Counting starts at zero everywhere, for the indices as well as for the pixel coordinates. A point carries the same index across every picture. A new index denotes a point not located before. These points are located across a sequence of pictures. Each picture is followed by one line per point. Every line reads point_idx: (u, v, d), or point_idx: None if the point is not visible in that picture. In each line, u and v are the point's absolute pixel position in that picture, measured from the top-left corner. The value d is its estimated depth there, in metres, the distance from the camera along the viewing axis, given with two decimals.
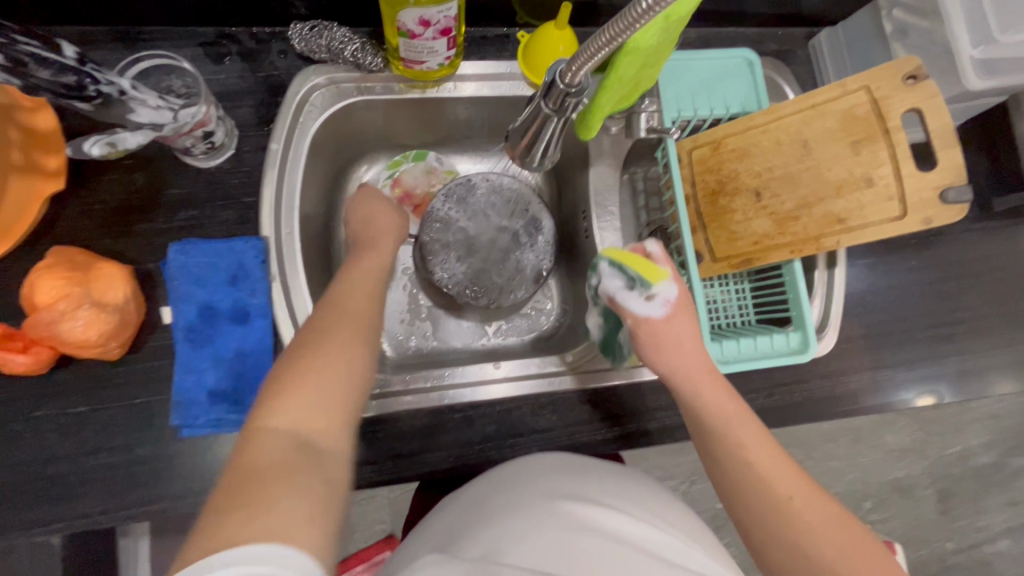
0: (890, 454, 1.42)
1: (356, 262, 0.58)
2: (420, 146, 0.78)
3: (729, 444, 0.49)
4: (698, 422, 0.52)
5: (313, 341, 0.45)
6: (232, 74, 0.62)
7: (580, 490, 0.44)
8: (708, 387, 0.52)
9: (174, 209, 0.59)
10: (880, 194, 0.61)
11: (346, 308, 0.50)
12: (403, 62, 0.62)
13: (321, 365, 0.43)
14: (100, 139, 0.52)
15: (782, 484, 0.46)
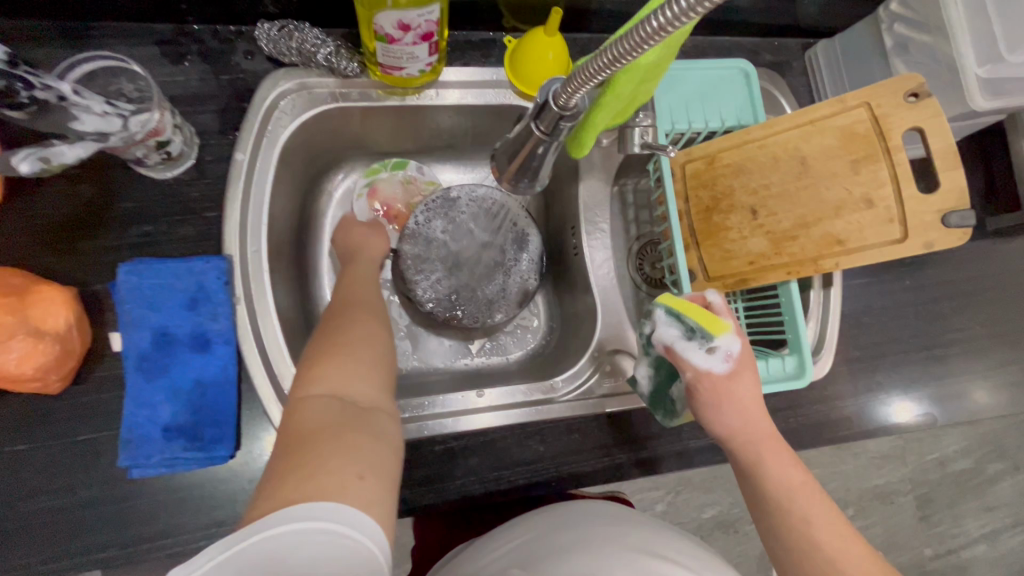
0: (871, 461, 1.43)
1: (353, 271, 0.59)
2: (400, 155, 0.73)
3: (795, 520, 0.45)
4: (761, 497, 0.47)
5: (337, 324, 0.48)
6: (193, 76, 0.57)
7: (633, 540, 0.44)
8: (772, 458, 0.47)
9: (126, 225, 0.54)
10: (880, 216, 0.59)
11: (360, 298, 0.53)
12: (382, 68, 0.57)
13: (352, 336, 0.46)
14: (31, 153, 0.45)
15: (850, 558, 0.43)
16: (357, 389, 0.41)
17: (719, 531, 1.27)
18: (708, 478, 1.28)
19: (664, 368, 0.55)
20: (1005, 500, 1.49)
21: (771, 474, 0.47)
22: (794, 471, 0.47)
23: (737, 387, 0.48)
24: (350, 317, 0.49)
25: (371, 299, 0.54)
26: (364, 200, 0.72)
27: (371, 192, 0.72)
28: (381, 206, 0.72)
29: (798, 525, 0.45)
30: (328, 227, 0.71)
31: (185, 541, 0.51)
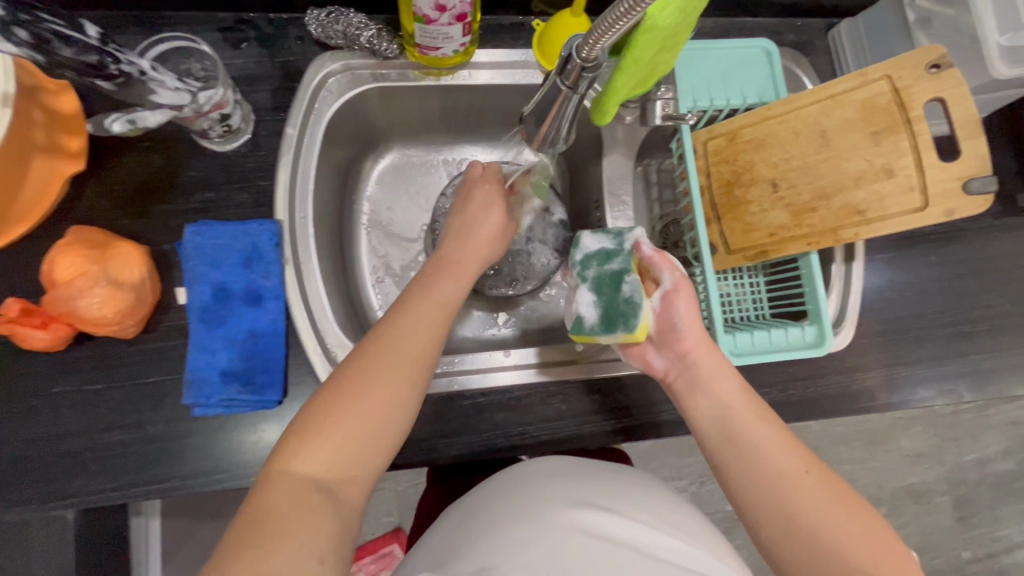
0: (905, 459, 1.40)
1: (421, 289, 0.53)
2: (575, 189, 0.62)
3: (745, 439, 0.50)
4: (715, 419, 0.52)
5: (357, 367, 0.46)
6: (250, 59, 0.63)
7: (578, 495, 0.44)
8: (718, 374, 0.53)
9: (191, 192, 0.60)
10: (900, 185, 0.60)
11: (405, 341, 0.48)
12: (419, 49, 0.62)
13: (359, 402, 0.45)
14: (121, 116, 0.51)
15: (794, 462, 0.48)
16: (337, 474, 0.43)
17: None
18: None
19: (604, 284, 0.56)
20: None
21: (716, 389, 0.53)
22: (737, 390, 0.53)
23: (683, 299, 0.54)
24: (371, 365, 0.46)
25: (422, 345, 0.49)
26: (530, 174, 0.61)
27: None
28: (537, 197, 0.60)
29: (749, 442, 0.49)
30: (365, 203, 0.77)
31: (237, 476, 0.56)
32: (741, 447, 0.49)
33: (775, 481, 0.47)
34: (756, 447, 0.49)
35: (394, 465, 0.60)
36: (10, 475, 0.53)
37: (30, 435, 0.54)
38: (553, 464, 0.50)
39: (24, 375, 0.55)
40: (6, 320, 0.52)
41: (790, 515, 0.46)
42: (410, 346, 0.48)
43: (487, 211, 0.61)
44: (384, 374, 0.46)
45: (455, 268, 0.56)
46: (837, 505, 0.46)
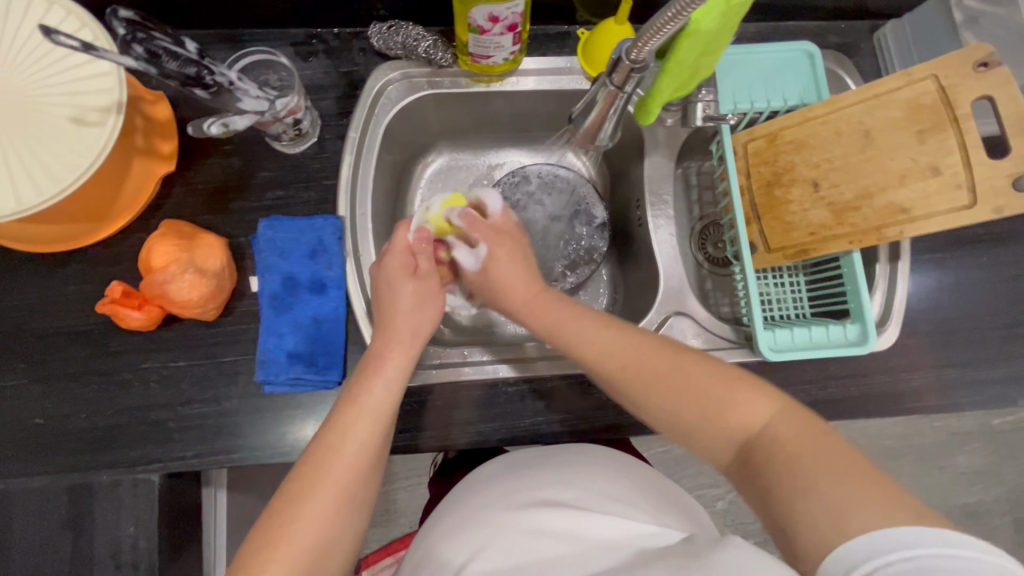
0: (960, 477, 1.33)
1: (361, 389, 0.53)
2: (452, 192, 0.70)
3: (594, 355, 0.55)
4: (567, 343, 0.58)
5: (298, 486, 0.47)
6: (318, 70, 0.69)
7: (521, 493, 0.46)
8: (730, 395, 0.49)
9: (264, 190, 0.67)
10: (947, 183, 0.60)
11: (339, 456, 0.49)
12: (471, 58, 0.67)
13: (298, 533, 0.45)
14: (216, 119, 0.57)
15: (643, 351, 0.54)
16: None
17: None
18: None
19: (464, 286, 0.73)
20: None
21: (549, 310, 0.61)
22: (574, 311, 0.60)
23: (507, 246, 0.67)
24: (312, 484, 0.47)
25: (359, 458, 0.49)
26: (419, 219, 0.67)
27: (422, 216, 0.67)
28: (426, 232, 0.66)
29: (597, 355, 0.55)
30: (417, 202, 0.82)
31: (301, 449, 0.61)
32: (592, 357, 0.56)
33: (641, 379, 0.53)
34: (607, 352, 0.55)
35: (442, 445, 0.64)
36: (106, 440, 0.60)
37: (124, 405, 0.61)
38: (515, 461, 0.52)
39: (120, 352, 0.62)
40: (110, 300, 0.59)
41: (675, 411, 0.51)
42: (349, 463, 0.49)
43: (425, 293, 0.62)
44: (321, 502, 0.47)
45: (387, 375, 0.55)
46: (712, 381, 0.50)
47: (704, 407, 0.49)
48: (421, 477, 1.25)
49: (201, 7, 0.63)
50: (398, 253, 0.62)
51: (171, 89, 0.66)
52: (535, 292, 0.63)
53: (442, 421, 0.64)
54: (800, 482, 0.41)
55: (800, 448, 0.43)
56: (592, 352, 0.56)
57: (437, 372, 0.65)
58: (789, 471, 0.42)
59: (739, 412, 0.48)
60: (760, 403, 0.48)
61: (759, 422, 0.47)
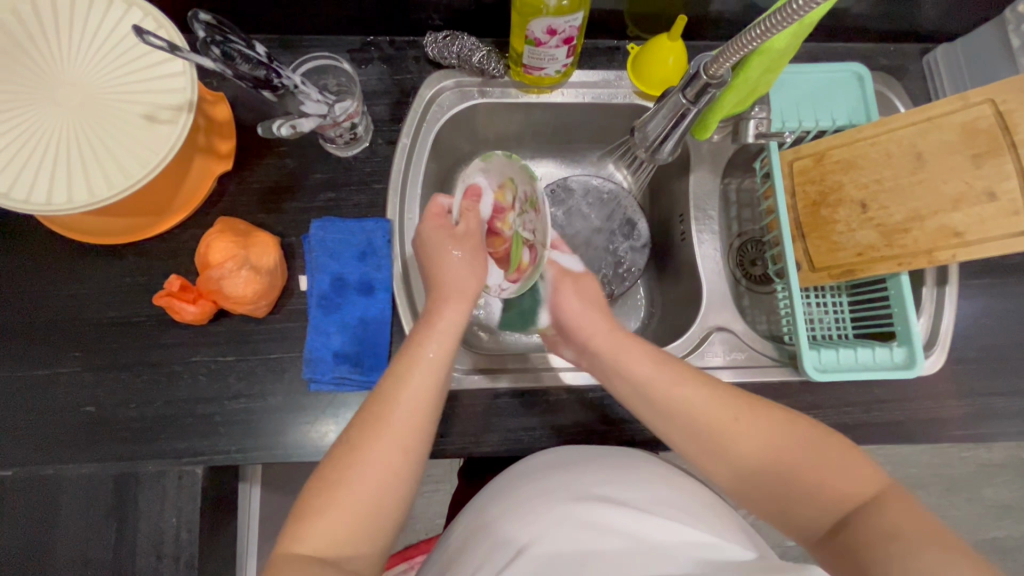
0: (989, 510, 1.29)
1: (420, 345, 0.53)
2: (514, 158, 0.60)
3: (672, 411, 0.54)
4: (648, 407, 0.56)
5: (359, 436, 0.48)
6: (373, 76, 0.70)
7: (579, 487, 0.45)
8: (783, 430, 0.51)
9: (315, 191, 0.68)
10: (1004, 209, 0.59)
11: (397, 408, 0.48)
12: (525, 69, 0.68)
13: (359, 478, 0.46)
14: (285, 121, 0.59)
15: (717, 415, 0.52)
16: (343, 542, 0.45)
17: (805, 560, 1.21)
18: None
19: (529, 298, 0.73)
20: None
21: (626, 362, 0.58)
22: (648, 359, 0.57)
23: (567, 287, 0.68)
24: (370, 436, 0.47)
25: (416, 415, 0.49)
26: (490, 190, 0.63)
27: (496, 184, 0.63)
28: (498, 207, 0.63)
29: (681, 416, 0.53)
30: None
31: None
32: (678, 420, 0.54)
33: (714, 439, 0.52)
34: (682, 411, 0.53)
35: (481, 451, 0.64)
36: (154, 430, 0.61)
37: (173, 396, 0.62)
38: (568, 456, 0.52)
39: (172, 344, 0.63)
40: (167, 293, 0.61)
41: (732, 440, 0.52)
42: (405, 414, 0.48)
43: (456, 258, 0.58)
44: (378, 449, 0.47)
45: (441, 332, 0.54)
46: (781, 433, 0.51)
47: (793, 474, 0.50)
48: (439, 484, 1.24)
49: (266, 12, 0.64)
50: (432, 219, 0.60)
51: (230, 90, 0.68)
52: (602, 318, 0.63)
53: (482, 426, 0.65)
54: (883, 544, 0.44)
55: (900, 524, 0.44)
56: (671, 408, 0.54)
57: (479, 377, 0.66)
58: (874, 534, 0.45)
59: (837, 485, 0.49)
60: (865, 473, 0.50)
61: (866, 493, 0.48)
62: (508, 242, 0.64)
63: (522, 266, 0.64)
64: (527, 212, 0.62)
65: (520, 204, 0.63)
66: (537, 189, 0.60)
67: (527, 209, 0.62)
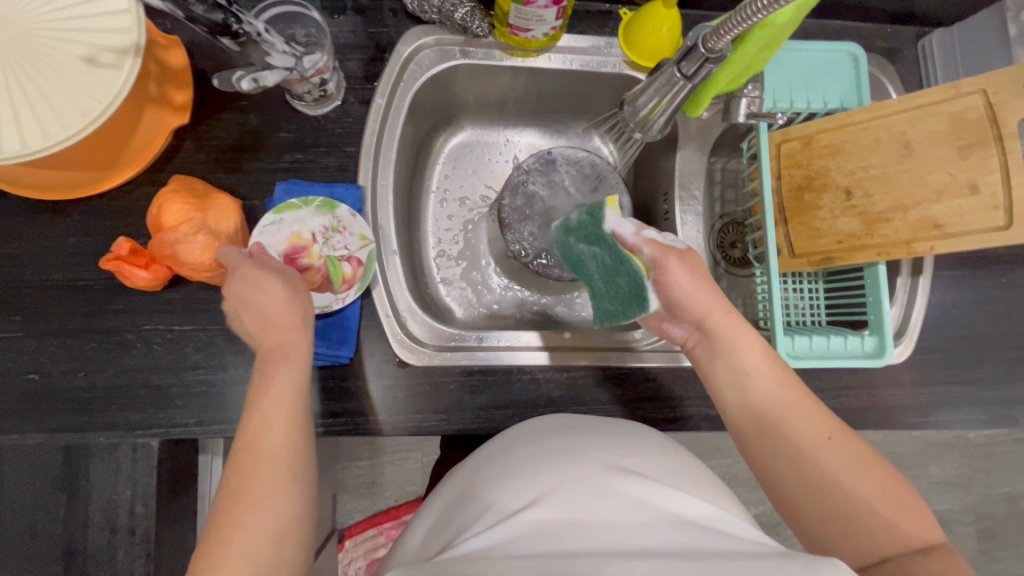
0: (933, 485, 1.36)
1: (270, 371, 0.48)
2: (326, 196, 0.60)
3: (771, 417, 0.50)
4: (747, 407, 0.52)
5: (237, 481, 0.43)
6: (345, 27, 0.65)
7: (598, 456, 0.43)
8: (859, 465, 0.47)
9: (282, 151, 0.63)
10: (984, 203, 0.59)
11: (263, 446, 0.44)
12: (510, 29, 0.63)
13: (247, 532, 0.41)
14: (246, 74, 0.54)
15: (814, 428, 0.49)
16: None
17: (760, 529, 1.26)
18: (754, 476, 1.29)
19: (610, 257, 0.57)
20: None
21: (737, 353, 0.53)
22: (761, 355, 0.53)
23: (675, 267, 0.53)
24: (248, 475, 0.43)
25: (279, 452, 0.44)
26: (285, 240, 0.59)
27: (287, 234, 0.59)
28: (297, 249, 0.59)
29: (778, 425, 0.50)
30: (434, 179, 0.81)
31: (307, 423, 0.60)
32: (759, 414, 0.51)
33: (789, 443, 0.49)
34: (783, 422, 0.50)
35: (451, 430, 0.63)
36: (104, 400, 0.57)
37: (125, 365, 0.58)
38: (563, 423, 0.49)
39: (123, 310, 0.59)
40: (115, 257, 0.56)
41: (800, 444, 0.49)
42: (275, 451, 0.44)
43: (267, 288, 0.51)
44: (260, 495, 0.42)
45: (280, 363, 0.48)
46: (861, 466, 0.47)
47: (844, 500, 0.46)
48: (409, 451, 1.25)
49: None
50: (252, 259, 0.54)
51: (187, 35, 0.63)
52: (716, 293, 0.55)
53: (451, 404, 0.63)
54: None
55: None
56: (768, 412, 0.51)
57: (450, 355, 0.64)
58: None
59: (888, 529, 0.45)
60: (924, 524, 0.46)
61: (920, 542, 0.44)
62: (324, 268, 0.59)
63: (347, 280, 0.60)
64: (336, 235, 0.60)
65: (323, 235, 0.60)
66: (338, 213, 0.60)
67: (332, 233, 0.60)
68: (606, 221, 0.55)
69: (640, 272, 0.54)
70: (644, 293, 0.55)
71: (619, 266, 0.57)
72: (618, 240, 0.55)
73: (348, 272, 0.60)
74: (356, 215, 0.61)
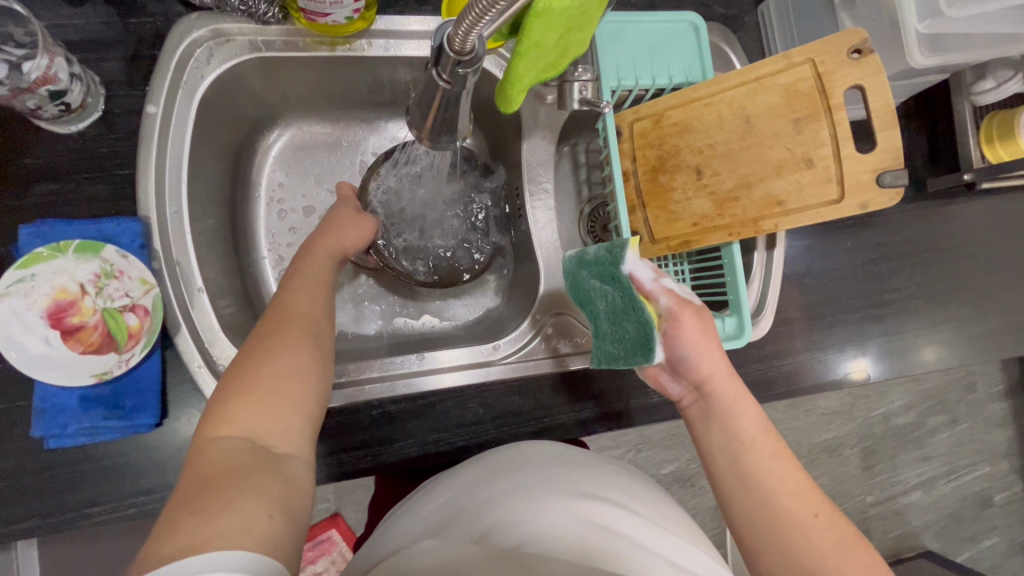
0: (822, 417, 1.46)
1: (309, 259, 0.54)
2: (86, 237, 0.50)
3: (759, 485, 0.45)
4: (733, 471, 0.46)
5: (265, 338, 0.43)
6: (94, 19, 0.54)
7: (581, 485, 0.45)
8: (842, 548, 0.43)
9: (30, 182, 0.51)
10: (818, 176, 0.59)
11: (295, 310, 0.46)
12: (304, 14, 0.54)
13: (275, 375, 0.40)
14: None
15: (801, 503, 0.44)
16: (271, 434, 0.38)
17: (677, 485, 1.30)
18: (667, 436, 1.31)
19: (621, 300, 0.50)
20: (943, 450, 1.54)
21: (732, 415, 0.48)
22: (756, 418, 0.48)
23: (688, 324, 0.48)
24: (282, 328, 0.44)
25: (316, 312, 0.47)
26: (45, 298, 0.49)
27: (47, 290, 0.49)
28: (63, 306, 0.49)
29: (763, 494, 0.45)
30: (264, 189, 0.70)
31: (110, 510, 0.50)
32: (744, 477, 0.46)
33: (772, 512, 0.44)
34: (771, 494, 0.45)
35: None
36: None
37: None
38: (560, 451, 0.51)
39: None
40: None
41: (784, 511, 0.44)
42: (308, 315, 0.46)
43: (343, 219, 0.60)
44: (294, 349, 0.42)
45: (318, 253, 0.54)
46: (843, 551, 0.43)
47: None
48: None
49: None
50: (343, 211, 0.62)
51: None
52: (718, 351, 0.49)
53: None
54: None
55: None
56: (757, 480, 0.45)
57: None
58: None
59: None
60: None
61: None
62: (100, 323, 0.50)
63: (133, 331, 0.50)
64: (110, 281, 0.50)
65: (94, 284, 0.50)
66: (107, 255, 0.50)
67: (105, 280, 0.50)
68: (626, 261, 0.48)
69: (651, 321, 0.47)
70: (652, 343, 0.48)
71: (629, 311, 0.49)
72: (633, 282, 0.49)
73: (131, 322, 0.50)
74: (127, 254, 0.51)
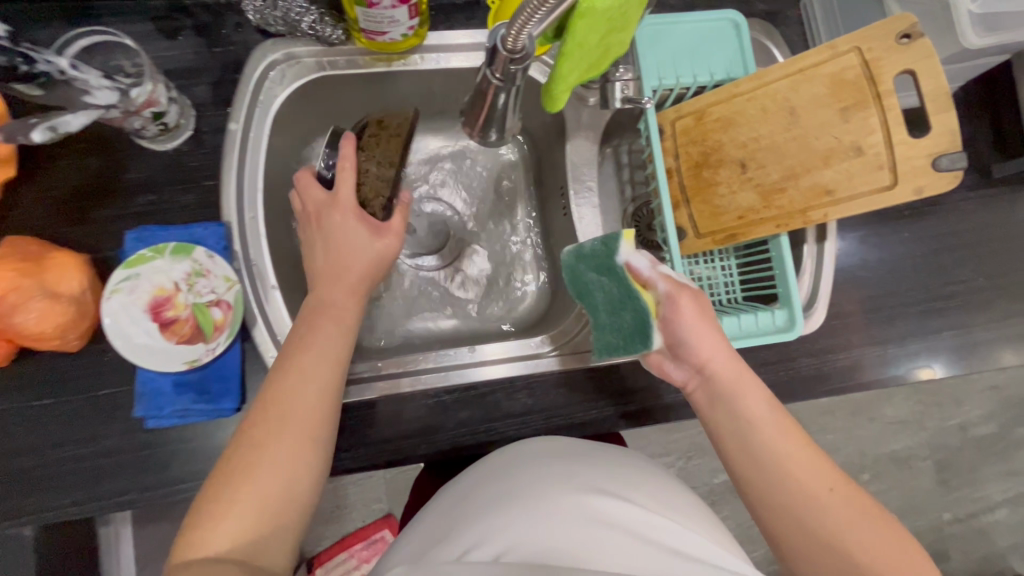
0: (888, 426, 1.38)
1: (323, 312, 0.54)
2: (181, 239, 0.56)
3: (769, 461, 0.45)
4: (740, 447, 0.47)
5: (250, 446, 0.45)
6: (186, 49, 0.61)
7: (583, 477, 0.42)
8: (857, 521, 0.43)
9: (133, 193, 0.59)
10: (869, 164, 0.58)
11: (290, 407, 0.47)
12: (365, 34, 0.59)
13: (247, 495, 0.43)
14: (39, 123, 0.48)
15: (816, 479, 0.44)
16: (250, 551, 0.42)
17: (730, 495, 1.26)
18: None
19: (618, 290, 0.51)
20: None
21: (738, 397, 0.48)
22: (762, 399, 0.48)
23: (687, 308, 0.48)
24: (268, 435, 0.46)
25: (311, 408, 0.48)
26: (145, 295, 0.55)
27: (148, 288, 0.55)
28: (160, 301, 0.55)
29: (773, 471, 0.45)
30: None
31: (198, 486, 0.56)
32: (750, 452, 0.46)
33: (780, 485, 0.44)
34: (783, 469, 0.45)
35: (359, 467, 0.60)
36: None
37: None
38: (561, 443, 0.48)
39: None
40: None
41: (795, 487, 0.44)
42: (301, 409, 0.47)
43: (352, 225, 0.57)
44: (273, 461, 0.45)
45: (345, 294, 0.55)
46: (865, 526, 0.43)
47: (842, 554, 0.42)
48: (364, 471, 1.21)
49: None
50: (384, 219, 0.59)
51: None
52: (722, 340, 0.49)
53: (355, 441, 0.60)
54: None
55: None
56: (771, 460, 0.45)
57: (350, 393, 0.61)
58: None
59: None
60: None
61: None
62: (190, 316, 0.55)
63: (218, 325, 0.56)
64: (200, 279, 0.56)
65: (186, 281, 0.56)
66: (198, 256, 0.56)
67: (195, 278, 0.56)
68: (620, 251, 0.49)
69: (648, 308, 0.48)
70: (650, 329, 0.49)
71: (627, 301, 0.50)
72: (630, 271, 0.49)
73: (217, 316, 0.56)
74: (214, 255, 0.57)
